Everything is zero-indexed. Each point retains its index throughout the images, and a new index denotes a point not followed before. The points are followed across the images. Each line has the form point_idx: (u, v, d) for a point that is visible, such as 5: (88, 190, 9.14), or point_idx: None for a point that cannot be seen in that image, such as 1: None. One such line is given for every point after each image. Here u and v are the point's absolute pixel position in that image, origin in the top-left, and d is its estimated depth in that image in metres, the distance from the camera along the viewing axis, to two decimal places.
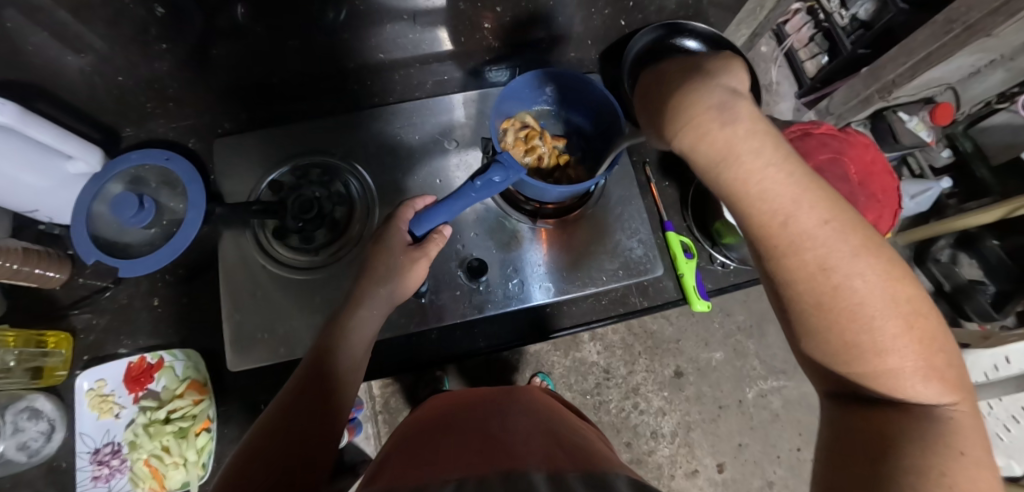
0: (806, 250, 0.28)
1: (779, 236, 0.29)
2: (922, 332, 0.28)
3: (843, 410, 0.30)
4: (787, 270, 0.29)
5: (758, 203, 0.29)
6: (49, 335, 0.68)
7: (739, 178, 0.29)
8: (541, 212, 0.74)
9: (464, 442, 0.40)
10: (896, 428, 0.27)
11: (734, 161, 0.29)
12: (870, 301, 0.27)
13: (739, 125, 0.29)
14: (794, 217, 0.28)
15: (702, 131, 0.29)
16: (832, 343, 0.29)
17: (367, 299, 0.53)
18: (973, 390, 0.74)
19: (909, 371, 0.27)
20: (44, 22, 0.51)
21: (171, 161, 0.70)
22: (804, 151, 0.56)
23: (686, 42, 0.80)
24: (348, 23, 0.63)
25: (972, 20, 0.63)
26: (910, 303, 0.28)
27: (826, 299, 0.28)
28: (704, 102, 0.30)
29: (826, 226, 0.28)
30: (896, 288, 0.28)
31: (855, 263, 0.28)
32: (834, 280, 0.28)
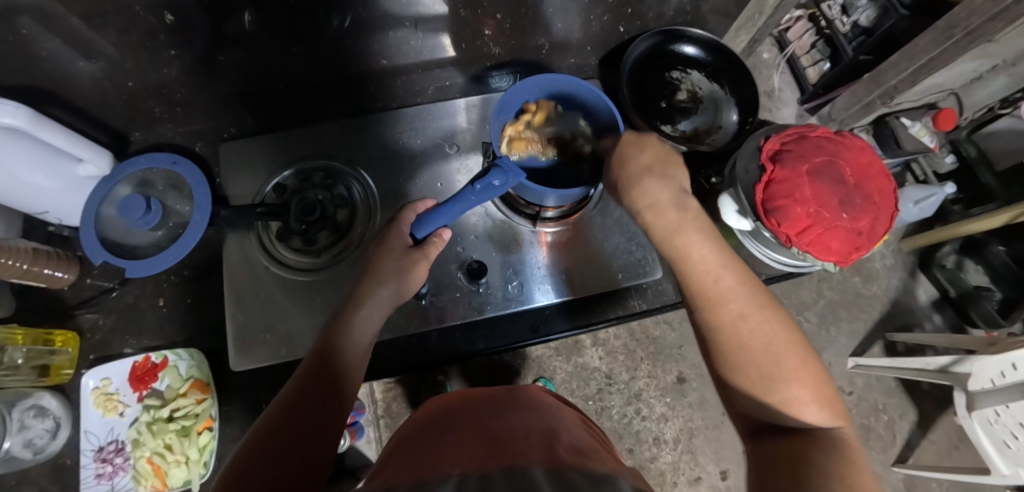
0: (730, 302, 0.40)
1: (713, 293, 0.40)
2: (810, 372, 0.38)
3: (764, 440, 0.36)
4: (715, 319, 0.40)
5: (696, 265, 0.42)
6: (56, 334, 0.69)
7: (685, 246, 0.42)
8: (540, 216, 0.73)
9: (466, 440, 0.40)
10: (802, 443, 0.34)
11: (682, 235, 0.43)
12: (772, 341, 0.38)
13: (687, 212, 0.43)
14: (720, 279, 0.41)
15: (659, 212, 0.44)
16: (750, 377, 0.38)
17: (368, 300, 0.53)
18: (979, 397, 0.70)
19: (803, 398, 0.36)
20: (56, 28, 0.52)
21: (177, 165, 0.71)
22: (800, 154, 0.56)
23: (685, 48, 0.82)
24: (352, 29, 0.65)
25: (972, 25, 0.64)
26: (801, 347, 0.38)
27: (740, 340, 0.38)
28: (663, 194, 0.44)
29: (741, 287, 0.40)
30: (791, 336, 0.39)
31: (764, 317, 0.39)
32: (749, 324, 0.39)
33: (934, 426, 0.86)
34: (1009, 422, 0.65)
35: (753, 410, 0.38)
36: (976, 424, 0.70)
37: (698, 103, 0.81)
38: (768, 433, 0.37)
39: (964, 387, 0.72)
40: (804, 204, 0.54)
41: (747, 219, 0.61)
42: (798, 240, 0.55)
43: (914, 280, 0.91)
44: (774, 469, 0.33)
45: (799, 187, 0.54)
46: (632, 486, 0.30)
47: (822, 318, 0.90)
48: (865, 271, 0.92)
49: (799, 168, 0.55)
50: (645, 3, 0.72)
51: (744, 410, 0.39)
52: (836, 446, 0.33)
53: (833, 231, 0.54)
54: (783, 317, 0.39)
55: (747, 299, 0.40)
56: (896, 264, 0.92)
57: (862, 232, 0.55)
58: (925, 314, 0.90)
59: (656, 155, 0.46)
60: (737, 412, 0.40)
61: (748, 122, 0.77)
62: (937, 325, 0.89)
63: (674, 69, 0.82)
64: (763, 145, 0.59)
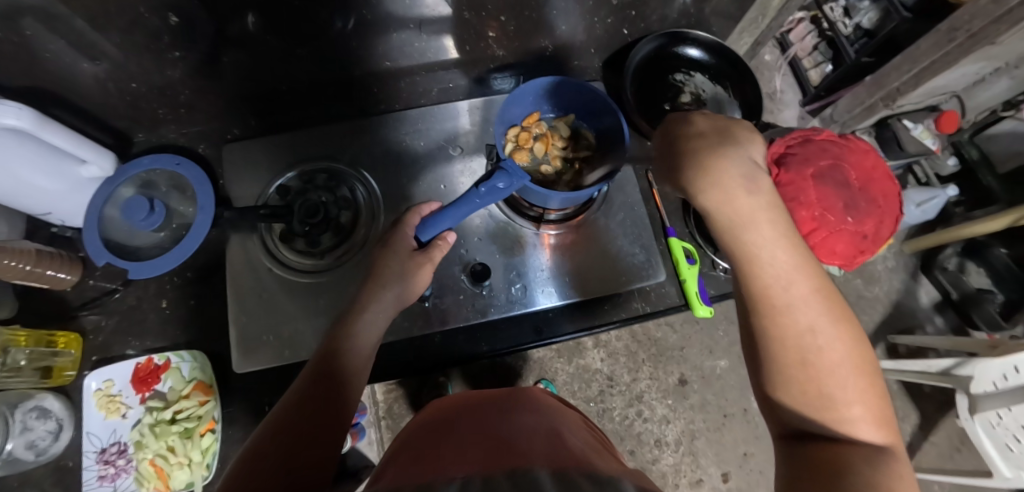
0: (796, 309, 0.33)
1: (777, 296, 0.34)
2: (871, 388, 0.33)
3: (801, 449, 0.32)
4: (773, 324, 0.34)
5: (764, 265, 0.35)
6: (59, 336, 0.69)
7: (752, 241, 0.35)
8: (544, 217, 0.74)
9: (470, 443, 0.40)
10: (851, 458, 0.29)
11: (750, 227, 0.35)
12: (834, 352, 0.33)
13: (758, 199, 0.35)
14: (789, 282, 0.34)
15: (728, 195, 0.36)
16: (802, 387, 0.33)
17: (372, 302, 0.53)
18: (981, 400, 0.69)
19: (859, 415, 0.31)
20: (60, 29, 0.52)
21: (181, 166, 0.72)
22: (805, 158, 0.54)
23: (688, 50, 0.82)
24: (355, 31, 0.65)
25: (975, 28, 0.64)
26: (863, 363, 0.33)
27: (805, 352, 0.33)
28: (732, 174, 0.36)
29: (814, 295, 0.34)
30: (855, 350, 0.33)
31: (830, 327, 0.33)
32: (815, 336, 0.33)
33: (935, 428, 0.86)
34: (1012, 425, 0.65)
35: (795, 419, 0.33)
36: (979, 427, 0.69)
37: (701, 105, 0.81)
38: (805, 441, 0.32)
39: (966, 390, 0.72)
40: (809, 208, 0.54)
41: None
42: (803, 243, 0.55)
43: (916, 283, 0.91)
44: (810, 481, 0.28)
45: None
46: (638, 488, 0.30)
47: None
48: (868, 274, 0.91)
49: (803, 172, 0.55)
50: (648, 5, 0.72)
51: (784, 417, 0.34)
52: (891, 467, 0.29)
53: (838, 235, 0.54)
54: (852, 329, 0.34)
55: (819, 309, 0.33)
56: (898, 266, 0.91)
57: (866, 235, 0.55)
58: (927, 317, 0.90)
59: (715, 125, 0.39)
60: (775, 418, 0.35)
61: (751, 124, 0.78)
62: (939, 327, 0.89)
63: (677, 71, 0.82)
64: (767, 148, 0.58)
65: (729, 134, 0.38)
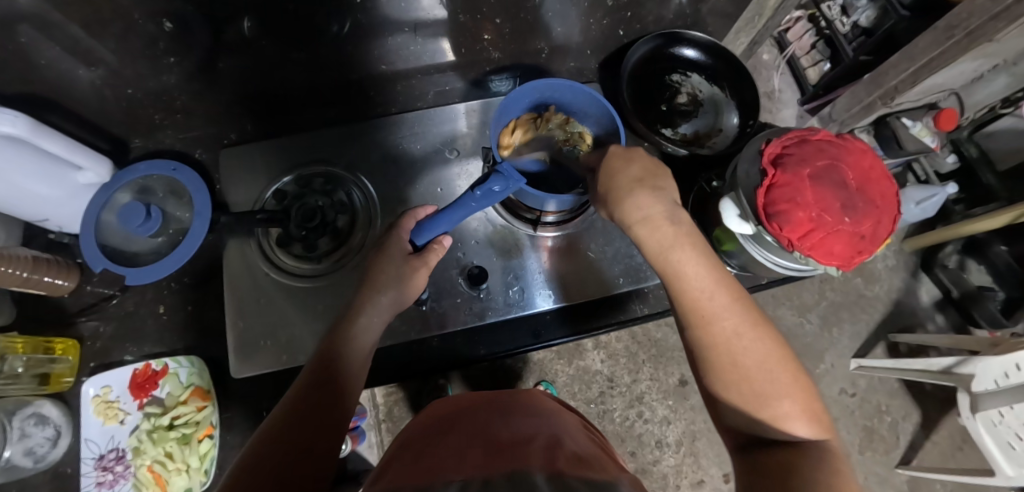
0: (722, 318, 0.40)
1: (706, 308, 0.40)
2: (798, 388, 0.38)
3: (752, 453, 0.36)
4: (705, 334, 0.40)
5: (691, 282, 0.42)
6: (57, 342, 0.69)
7: (679, 261, 0.42)
8: (541, 220, 0.74)
9: (465, 443, 0.40)
10: (794, 459, 0.34)
11: (677, 250, 0.43)
12: (761, 358, 0.38)
13: (680, 228, 0.43)
14: (713, 295, 0.41)
15: (654, 226, 0.43)
16: (741, 394, 0.38)
17: (368, 307, 0.53)
18: (982, 399, 0.69)
19: (792, 415, 0.37)
20: (56, 36, 0.52)
21: (177, 172, 0.71)
22: (802, 158, 0.56)
23: (684, 51, 0.81)
24: (351, 35, 0.65)
25: (972, 26, 0.63)
26: (789, 365, 0.39)
27: (734, 357, 0.38)
28: (658, 208, 0.44)
29: (734, 304, 0.40)
30: (780, 353, 0.39)
31: (754, 334, 0.39)
32: (739, 341, 0.39)
33: (937, 426, 0.85)
34: (1014, 423, 0.65)
35: (739, 424, 0.38)
36: (980, 425, 0.69)
37: (698, 106, 0.81)
38: (753, 445, 0.37)
39: (967, 388, 0.71)
40: (806, 208, 0.54)
41: (749, 224, 0.60)
42: (800, 244, 0.55)
43: (916, 281, 0.91)
44: (764, 480, 0.33)
45: (800, 191, 0.54)
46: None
47: (824, 320, 0.90)
48: (867, 272, 0.91)
49: (801, 172, 0.55)
50: (644, 6, 0.72)
51: (732, 425, 0.39)
52: (827, 462, 0.34)
53: (836, 235, 0.53)
54: (772, 333, 0.40)
55: (740, 316, 0.40)
56: (898, 265, 0.91)
57: (864, 236, 0.54)
58: (928, 315, 0.89)
59: (646, 167, 0.46)
60: (725, 427, 0.40)
61: (749, 125, 0.77)
62: (940, 326, 0.89)
63: (674, 72, 0.82)
64: (764, 149, 0.59)
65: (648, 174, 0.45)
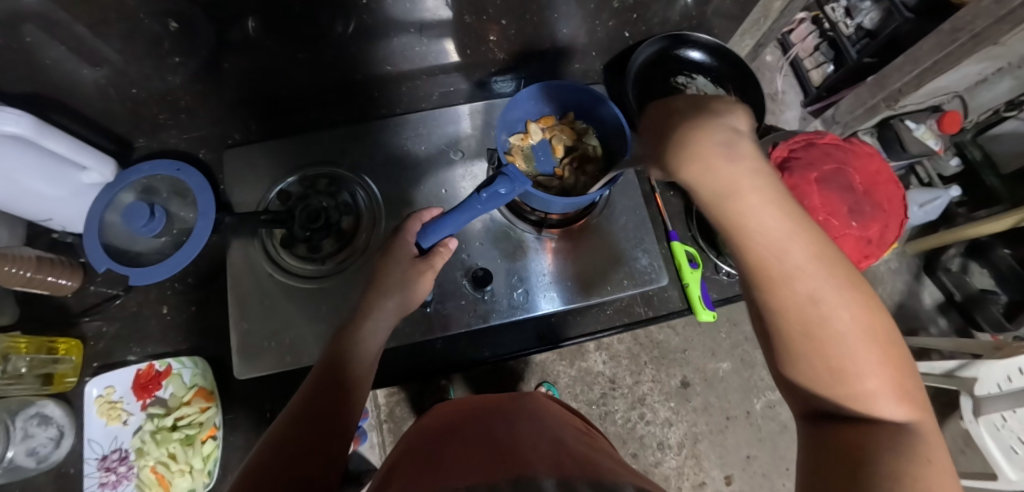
0: (796, 279, 0.29)
1: (773, 268, 0.29)
2: (888, 358, 0.29)
3: (821, 428, 0.31)
4: (774, 298, 0.30)
5: (756, 238, 0.29)
6: (60, 342, 0.69)
7: (739, 213, 0.29)
8: (545, 223, 0.75)
9: (470, 451, 0.40)
10: (870, 441, 0.28)
11: (736, 197, 0.28)
12: (848, 327, 0.29)
13: (743, 165, 0.28)
14: (787, 253, 0.29)
15: (708, 165, 0.28)
16: (813, 368, 0.30)
17: (373, 311, 0.53)
18: (985, 403, 0.69)
19: (880, 392, 0.29)
20: (61, 36, 0.52)
21: (182, 172, 0.71)
22: (809, 161, 0.55)
23: (688, 53, 0.81)
24: (356, 35, 0.64)
25: (978, 28, 0.63)
26: (879, 328, 0.29)
27: (810, 324, 0.29)
28: (712, 139, 0.28)
29: (815, 262, 0.29)
30: (869, 316, 0.29)
31: (838, 296, 0.29)
32: (817, 306, 0.29)
33: (940, 430, 0.85)
34: (1016, 428, 0.65)
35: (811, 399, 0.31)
36: (983, 429, 0.69)
37: None
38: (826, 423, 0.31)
39: (970, 392, 0.71)
40: (813, 212, 0.54)
41: None
42: None
43: (919, 283, 0.90)
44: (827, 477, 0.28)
45: (807, 194, 0.54)
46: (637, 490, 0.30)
47: None
48: (871, 275, 0.91)
49: (808, 176, 0.55)
50: (649, 8, 0.72)
51: (802, 396, 0.32)
52: (912, 448, 0.27)
53: (843, 239, 0.54)
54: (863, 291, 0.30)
55: (822, 277, 0.29)
56: (901, 267, 0.91)
57: (871, 240, 0.54)
58: (930, 318, 0.89)
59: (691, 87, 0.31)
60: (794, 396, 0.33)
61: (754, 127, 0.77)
62: (942, 329, 0.89)
63: (678, 74, 0.82)
64: (770, 152, 0.58)
65: (705, 105, 0.30)
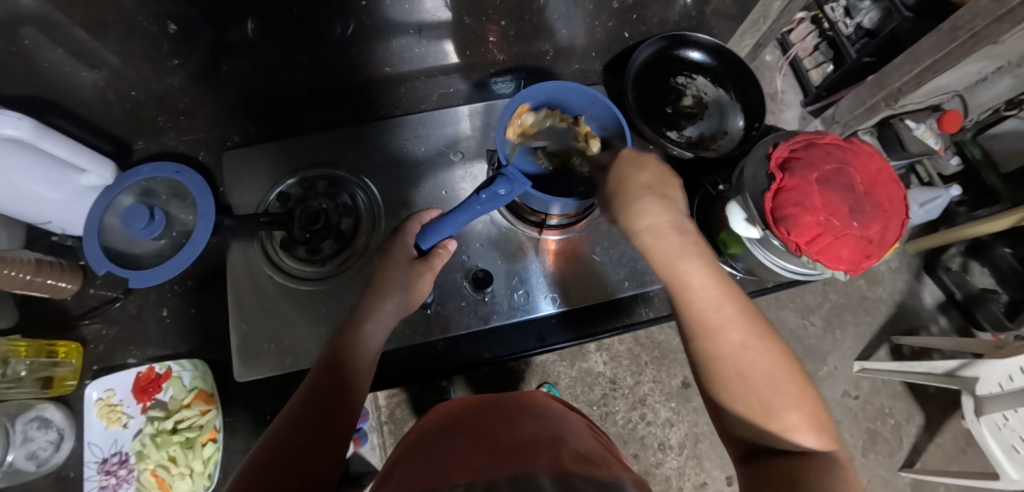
0: (725, 323, 0.40)
1: (710, 318, 0.40)
2: (805, 400, 0.38)
3: (756, 462, 0.36)
4: (711, 345, 0.40)
5: (696, 293, 0.41)
6: (59, 345, 0.69)
7: (684, 271, 0.42)
8: (545, 223, 0.73)
9: (470, 449, 0.40)
10: (798, 467, 0.34)
11: (680, 261, 0.43)
12: (770, 370, 0.38)
13: (686, 238, 0.43)
14: (719, 306, 0.41)
15: (659, 235, 0.43)
16: (747, 405, 0.37)
17: (374, 312, 0.53)
18: (986, 402, 0.69)
19: (802, 426, 0.36)
20: (60, 38, 0.52)
21: (181, 174, 0.71)
22: (809, 162, 0.55)
23: (688, 53, 0.81)
24: (355, 36, 0.64)
25: (978, 27, 0.63)
26: (795, 376, 0.39)
27: (741, 367, 0.38)
28: (663, 218, 0.44)
29: (739, 316, 0.40)
30: (784, 364, 0.39)
31: (760, 345, 0.39)
32: (746, 353, 0.39)
33: (941, 429, 0.85)
34: (1018, 427, 0.65)
35: (746, 434, 0.38)
36: (985, 429, 0.69)
37: (703, 108, 0.81)
38: (760, 454, 0.36)
39: (972, 391, 0.71)
40: (815, 212, 0.53)
41: (755, 228, 0.61)
42: (808, 248, 0.54)
43: (919, 283, 0.90)
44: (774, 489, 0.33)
45: (808, 195, 0.54)
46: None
47: (827, 321, 0.89)
48: (871, 275, 0.91)
49: (808, 176, 0.54)
50: (649, 8, 0.72)
51: (736, 436, 0.38)
52: (830, 470, 0.34)
53: (844, 239, 0.53)
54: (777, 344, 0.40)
55: (746, 329, 0.40)
56: (902, 267, 0.91)
57: (872, 240, 0.54)
58: (931, 317, 0.89)
59: (658, 175, 0.46)
60: (730, 439, 0.39)
61: (754, 127, 0.77)
62: (943, 328, 0.88)
63: (678, 74, 0.81)
64: (771, 152, 0.58)
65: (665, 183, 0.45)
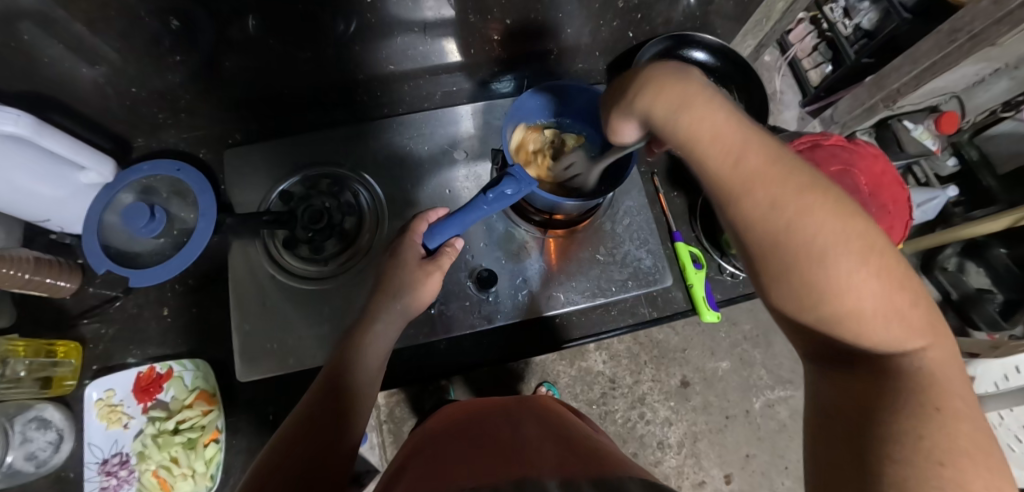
0: (757, 189, 0.31)
1: (735, 182, 0.32)
2: (888, 280, 0.29)
3: (834, 375, 0.32)
4: (744, 215, 0.31)
5: (709, 157, 0.33)
6: (58, 345, 0.68)
7: (694, 136, 0.34)
8: (548, 222, 0.73)
9: (479, 451, 0.40)
10: (873, 392, 0.29)
11: (687, 122, 0.34)
12: (832, 243, 0.29)
13: (690, 97, 0.34)
14: (740, 164, 0.32)
15: (659, 102, 0.36)
16: (799, 295, 0.30)
17: (382, 313, 0.53)
18: None
19: (875, 320, 0.29)
20: (59, 34, 0.51)
21: (182, 172, 0.70)
22: (815, 163, 0.56)
23: (693, 53, 0.80)
24: (358, 35, 0.64)
25: (976, 29, 0.63)
26: (873, 249, 0.29)
27: (783, 238, 0.30)
28: (662, 82, 0.36)
29: (771, 169, 0.31)
30: (852, 230, 0.29)
31: (809, 206, 0.30)
32: (789, 217, 0.30)
33: None
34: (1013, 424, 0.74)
35: (817, 336, 0.32)
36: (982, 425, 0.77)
37: None
38: (838, 367, 0.31)
39: None
40: None
41: None
42: None
43: None
44: (839, 430, 0.29)
45: None
46: (641, 485, 0.30)
47: None
48: None
49: None
50: (653, 8, 0.72)
51: (807, 340, 0.33)
52: (910, 391, 0.28)
53: None
54: (848, 204, 0.30)
55: (784, 188, 0.30)
56: None
57: None
58: None
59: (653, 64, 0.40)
60: (801, 342, 0.34)
61: None
62: None
63: None
64: None
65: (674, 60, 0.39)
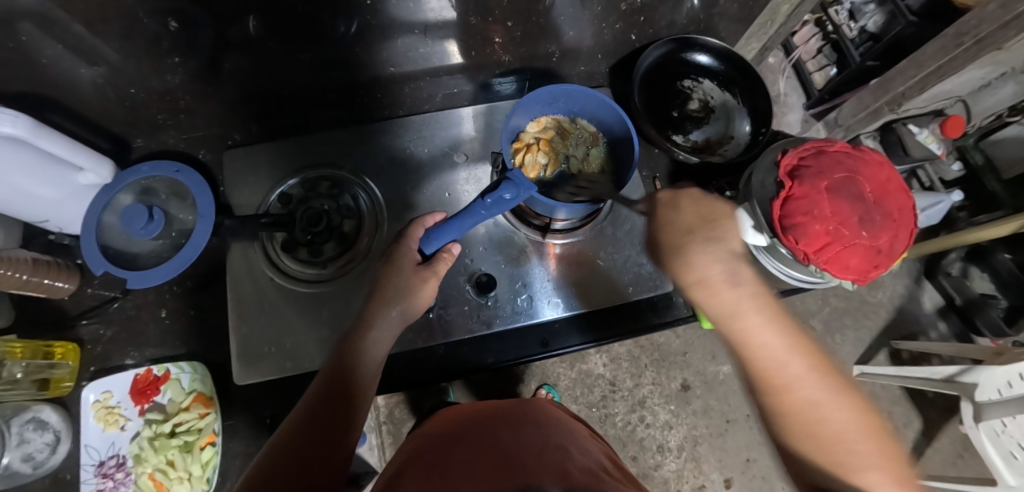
0: (790, 386, 0.37)
1: (777, 376, 0.38)
2: (886, 454, 0.35)
3: None
4: (778, 401, 0.38)
5: (759, 351, 0.38)
6: (56, 346, 0.68)
7: (743, 329, 0.39)
8: (550, 227, 0.73)
9: (477, 457, 0.39)
10: None
11: (739, 315, 0.39)
12: (840, 422, 0.36)
13: (742, 289, 0.39)
14: (785, 362, 0.38)
15: (712, 291, 0.40)
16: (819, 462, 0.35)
17: (378, 321, 0.52)
18: (985, 408, 0.69)
19: (884, 487, 0.33)
20: (58, 34, 0.51)
21: (181, 173, 0.70)
22: (819, 170, 0.55)
23: (698, 56, 0.80)
24: (358, 35, 0.63)
25: (982, 33, 0.62)
26: (875, 428, 0.36)
27: (808, 419, 0.36)
28: (717, 271, 0.40)
29: (809, 371, 0.37)
30: (861, 415, 0.36)
31: (833, 401, 0.36)
32: (815, 403, 0.36)
33: (939, 434, 0.85)
34: (1016, 433, 0.64)
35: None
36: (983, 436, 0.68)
37: (710, 112, 0.80)
38: None
39: (971, 398, 0.71)
40: (824, 222, 0.53)
41: (764, 235, 0.58)
42: (816, 257, 0.54)
43: (919, 287, 0.90)
44: None
45: (818, 203, 0.53)
46: None
47: (828, 326, 0.89)
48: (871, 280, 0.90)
49: (818, 184, 0.54)
50: (657, 11, 0.71)
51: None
52: None
53: (852, 249, 0.53)
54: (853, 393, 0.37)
55: (817, 384, 0.37)
56: (902, 271, 0.91)
57: (881, 250, 0.54)
58: (930, 323, 0.89)
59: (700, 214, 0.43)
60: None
61: (761, 132, 0.76)
62: (942, 334, 0.88)
63: (686, 77, 0.81)
64: (780, 159, 0.58)
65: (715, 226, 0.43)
